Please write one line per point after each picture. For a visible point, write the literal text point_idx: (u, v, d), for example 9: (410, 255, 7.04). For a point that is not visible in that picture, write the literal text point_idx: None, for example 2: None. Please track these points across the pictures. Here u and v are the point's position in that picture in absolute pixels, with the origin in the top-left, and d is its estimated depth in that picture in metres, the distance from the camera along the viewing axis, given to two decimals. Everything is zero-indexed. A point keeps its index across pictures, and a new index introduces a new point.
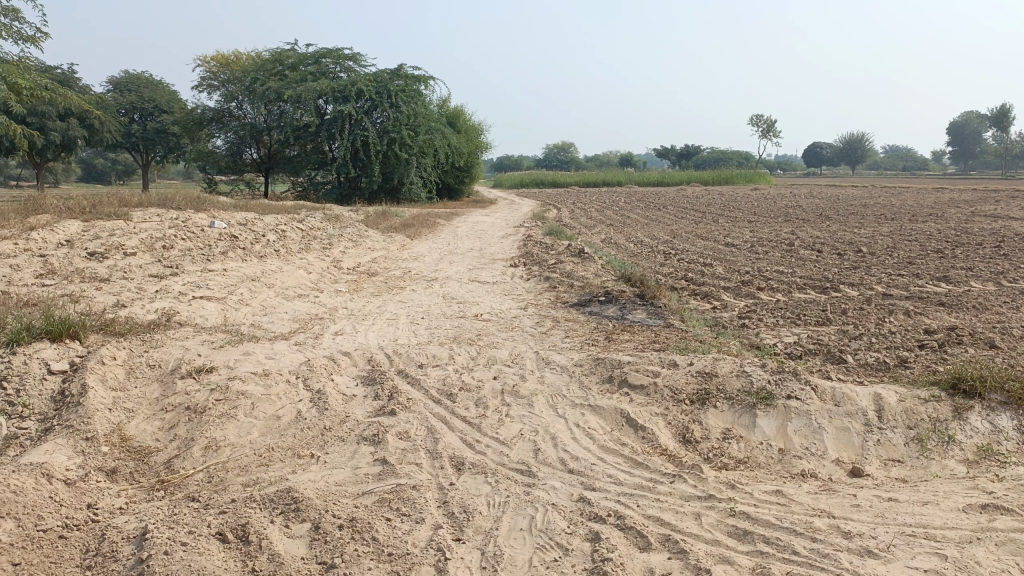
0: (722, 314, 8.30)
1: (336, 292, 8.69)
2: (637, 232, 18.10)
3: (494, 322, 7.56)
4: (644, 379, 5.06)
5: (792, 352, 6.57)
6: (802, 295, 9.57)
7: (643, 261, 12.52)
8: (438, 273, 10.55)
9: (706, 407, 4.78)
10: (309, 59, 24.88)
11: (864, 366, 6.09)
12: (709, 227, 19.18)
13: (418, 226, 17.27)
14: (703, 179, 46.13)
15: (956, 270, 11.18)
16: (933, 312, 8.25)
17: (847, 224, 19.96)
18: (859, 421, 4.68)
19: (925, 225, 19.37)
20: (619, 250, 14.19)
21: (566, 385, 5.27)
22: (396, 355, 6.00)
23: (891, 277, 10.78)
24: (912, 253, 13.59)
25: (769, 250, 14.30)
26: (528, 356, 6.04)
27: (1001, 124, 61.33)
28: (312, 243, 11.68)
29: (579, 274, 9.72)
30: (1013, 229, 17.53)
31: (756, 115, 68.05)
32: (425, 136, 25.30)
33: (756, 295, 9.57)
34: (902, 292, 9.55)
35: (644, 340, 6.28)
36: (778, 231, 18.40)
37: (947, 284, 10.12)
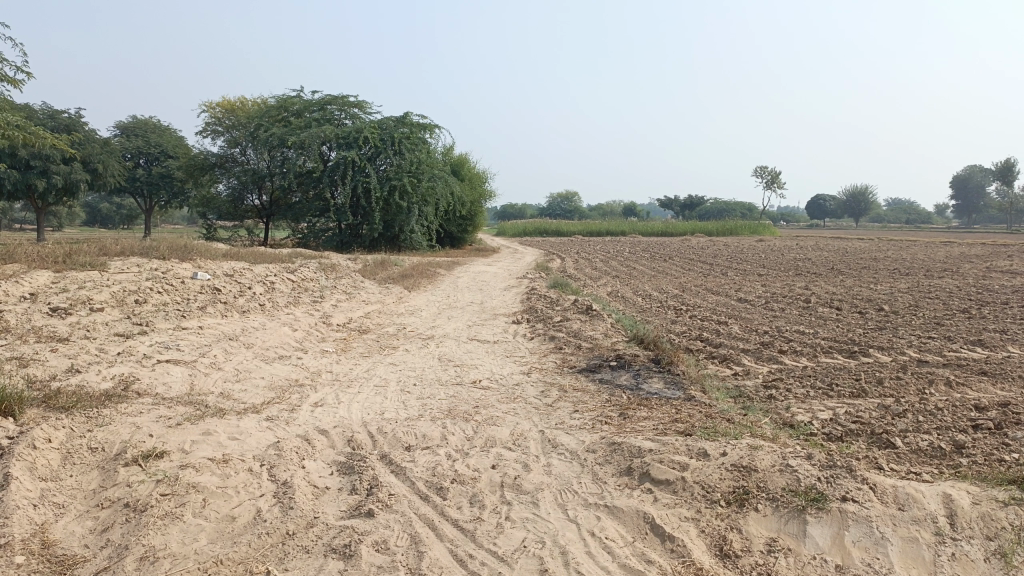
0: (746, 382, 7.55)
1: (322, 352, 7.99)
2: (645, 285, 17.45)
3: (494, 390, 6.82)
4: (669, 473, 4.29)
5: (831, 433, 5.80)
6: (829, 360, 8.83)
7: (653, 317, 11.82)
8: (435, 330, 9.85)
9: (746, 510, 4.00)
10: (313, 105, 24.65)
11: (917, 452, 5.29)
12: (719, 281, 18.54)
13: (418, 276, 16.65)
14: (709, 230, 45.70)
15: (990, 333, 10.46)
16: (978, 383, 7.48)
17: (862, 278, 19.34)
18: (929, 530, 3.83)
19: (942, 281, 18.72)
20: (627, 305, 13.53)
21: (576, 476, 4.50)
22: (380, 434, 5.25)
23: (921, 340, 10.05)
24: (936, 312, 12.89)
25: (785, 306, 13.61)
26: (531, 437, 5.28)
27: (1006, 178, 61.14)
28: (302, 296, 11.03)
29: (587, 333, 9.03)
30: None
31: (759, 166, 68.22)
32: (428, 184, 24.90)
33: (780, 359, 8.83)
34: (938, 358, 8.80)
35: (663, 418, 5.53)
36: (791, 285, 17.76)
37: (984, 349, 9.38)
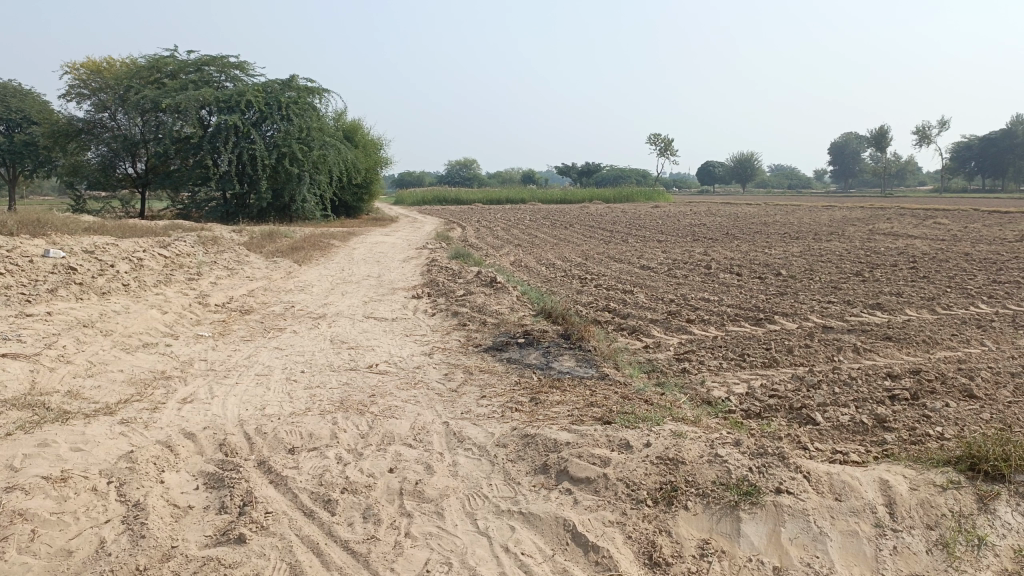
0: (657, 356, 7.24)
1: (195, 338, 7.11)
2: (547, 254, 17.07)
3: (392, 375, 6.20)
4: (590, 470, 3.84)
5: (749, 409, 5.54)
6: (736, 329, 8.68)
7: (558, 288, 11.41)
8: (327, 307, 9.08)
9: (675, 509, 3.59)
10: (190, 67, 22.83)
11: (838, 428, 5.11)
12: (620, 248, 18.43)
13: (309, 248, 15.62)
14: (606, 197, 46.02)
15: (885, 296, 10.65)
16: (884, 349, 7.49)
17: (757, 243, 19.71)
18: (868, 522, 3.58)
19: (831, 244, 19.31)
20: (530, 275, 13.09)
21: (485, 477, 3.98)
22: (259, 435, 4.56)
23: (822, 305, 10.10)
24: (832, 275, 13.13)
25: (687, 273, 13.53)
26: (434, 430, 4.73)
27: (881, 145, 64.45)
28: (176, 274, 9.95)
29: (491, 308, 8.51)
30: (917, 249, 17.60)
31: (654, 133, 69.30)
32: (319, 151, 23.58)
33: (688, 329, 8.59)
34: (841, 324, 8.81)
35: (578, 402, 5.09)
36: (690, 251, 17.83)
37: (883, 313, 9.50)
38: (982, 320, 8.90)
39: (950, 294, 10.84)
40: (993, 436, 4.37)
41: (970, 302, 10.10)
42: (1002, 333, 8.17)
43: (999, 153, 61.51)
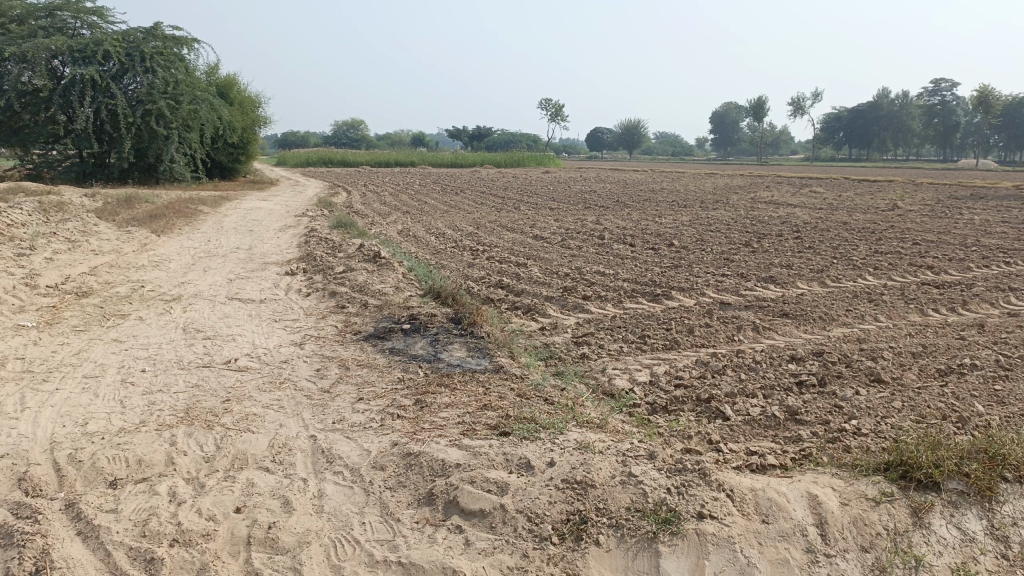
0: (555, 339, 6.69)
1: (15, 331, 5.96)
2: (436, 222, 16.24)
3: (254, 372, 5.35)
4: (485, 501, 3.22)
5: (656, 402, 5.08)
6: (634, 306, 8.27)
7: (447, 261, 10.70)
8: (186, 287, 7.99)
9: (584, 546, 3.03)
10: (40, 11, 20.20)
11: (750, 423, 4.72)
12: (511, 216, 17.84)
13: (171, 216, 14.10)
14: (497, 161, 45.33)
15: (777, 268, 10.56)
16: (783, 327, 7.25)
17: (646, 211, 19.61)
18: (800, 547, 3.13)
19: (718, 213, 19.48)
20: (418, 247, 12.27)
21: (358, 513, 3.28)
22: (72, 466, 3.68)
23: (717, 278, 9.86)
24: (722, 246, 13.04)
25: (581, 244, 13.10)
26: (297, 449, 3.98)
27: (759, 114, 66.68)
28: (2, 249, 8.52)
29: (373, 287, 7.70)
30: (799, 218, 17.96)
31: (545, 98, 68.86)
32: (189, 108, 21.55)
33: (586, 308, 8.09)
34: (738, 299, 8.55)
35: (470, 405, 4.45)
36: (582, 219, 17.47)
37: (776, 287, 9.35)
38: (872, 293, 8.89)
39: (837, 265, 10.88)
40: (915, 435, 4.07)
41: (857, 274, 10.14)
42: (894, 307, 8.14)
43: (864, 124, 64.99)
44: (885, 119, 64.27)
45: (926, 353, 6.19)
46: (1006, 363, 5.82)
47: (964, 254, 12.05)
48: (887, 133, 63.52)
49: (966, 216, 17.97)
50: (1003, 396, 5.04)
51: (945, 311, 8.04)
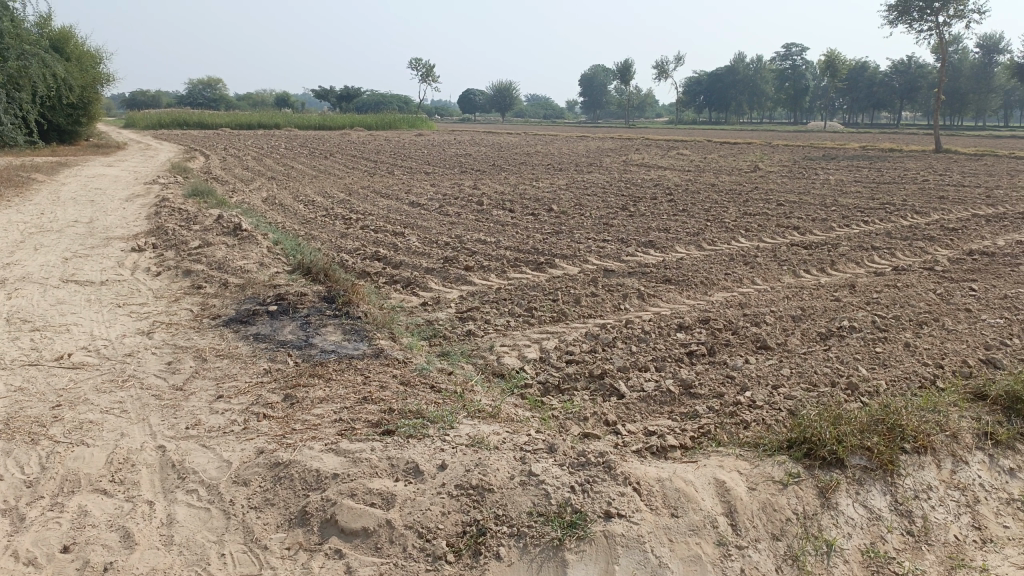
0: (437, 316, 6.29)
1: None
2: (304, 189, 15.28)
3: (92, 368, 4.64)
4: (368, 517, 2.81)
5: (547, 381, 4.81)
6: (518, 276, 7.98)
7: (317, 232, 9.98)
8: (12, 269, 6.94)
9: (483, 562, 2.69)
10: None
11: (645, 399, 4.54)
12: (384, 181, 17.12)
13: None
14: (367, 124, 43.77)
15: (655, 232, 10.59)
16: (667, 294, 7.18)
17: (523, 175, 19.39)
18: (711, 541, 2.93)
19: (593, 176, 19.57)
20: (285, 216, 11.42)
21: (217, 542, 2.79)
22: None
23: (598, 244, 9.73)
24: (600, 210, 13.00)
25: (459, 210, 12.67)
26: (141, 464, 3.40)
27: (626, 78, 67.94)
28: None
29: (235, 264, 6.97)
30: (669, 180, 18.31)
31: (413, 58, 67.10)
32: (17, 64, 19.13)
33: (468, 279, 7.71)
34: (621, 266, 8.41)
35: (347, 399, 3.99)
36: (458, 184, 17.01)
37: (656, 251, 9.34)
38: (747, 256, 9.02)
39: (712, 228, 11.04)
40: (811, 410, 4.00)
41: (731, 237, 10.32)
42: (769, 270, 8.27)
43: (723, 88, 67.76)
44: (743, 83, 67.28)
45: (806, 316, 6.26)
46: (880, 325, 5.97)
47: (824, 214, 12.59)
48: (744, 97, 66.57)
49: (821, 177, 18.91)
50: (883, 359, 5.14)
51: (816, 272, 8.26)
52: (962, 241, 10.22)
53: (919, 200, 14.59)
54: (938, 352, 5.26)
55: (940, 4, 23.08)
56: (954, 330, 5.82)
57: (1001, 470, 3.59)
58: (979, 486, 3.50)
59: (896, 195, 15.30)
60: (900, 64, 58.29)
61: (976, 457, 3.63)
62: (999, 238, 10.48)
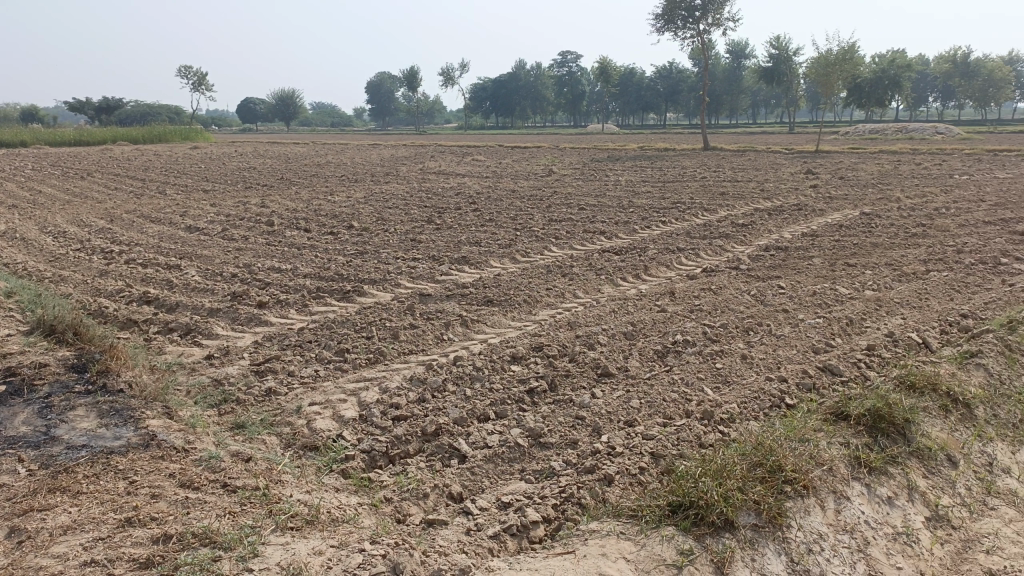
0: (227, 371, 5.19)
1: None
2: (53, 217, 12.97)
3: None
4: None
5: (372, 450, 3.98)
6: (322, 309, 7.00)
7: (69, 273, 8.27)
8: None
9: None
10: None
11: (492, 459, 3.87)
12: (155, 203, 15.07)
13: None
14: (132, 138, 39.40)
15: (466, 246, 10.01)
16: (490, 317, 6.56)
17: (315, 189, 18.08)
18: None
19: (391, 186, 18.71)
20: (28, 254, 9.44)
21: None
22: None
23: (408, 264, 8.94)
24: (404, 224, 12.20)
25: (246, 233, 11.28)
26: None
27: (413, 84, 67.27)
28: None
29: None
30: (470, 188, 17.93)
31: (182, 66, 61.81)
32: None
33: (263, 319, 6.60)
34: (436, 288, 7.69)
35: (108, 523, 2.94)
36: (243, 202, 15.38)
37: (470, 268, 8.73)
38: (564, 266, 8.68)
39: (522, 238, 10.67)
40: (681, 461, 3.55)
41: (543, 246, 10.00)
42: (588, 281, 7.94)
43: (508, 93, 69.53)
44: (526, 89, 69.31)
45: (638, 332, 5.91)
46: (712, 335, 5.75)
47: (626, 217, 12.73)
48: (528, 102, 68.69)
49: (613, 178, 19.44)
50: (726, 377, 4.86)
51: (632, 280, 8.08)
52: (753, 237, 10.67)
53: (704, 197, 15.36)
54: (775, 363, 5.09)
55: (702, 13, 24.88)
56: (782, 335, 5.74)
57: (880, 501, 3.31)
58: (865, 523, 3.19)
59: (683, 194, 16.01)
60: (663, 69, 63.17)
61: (855, 489, 3.34)
62: (784, 231, 11.11)
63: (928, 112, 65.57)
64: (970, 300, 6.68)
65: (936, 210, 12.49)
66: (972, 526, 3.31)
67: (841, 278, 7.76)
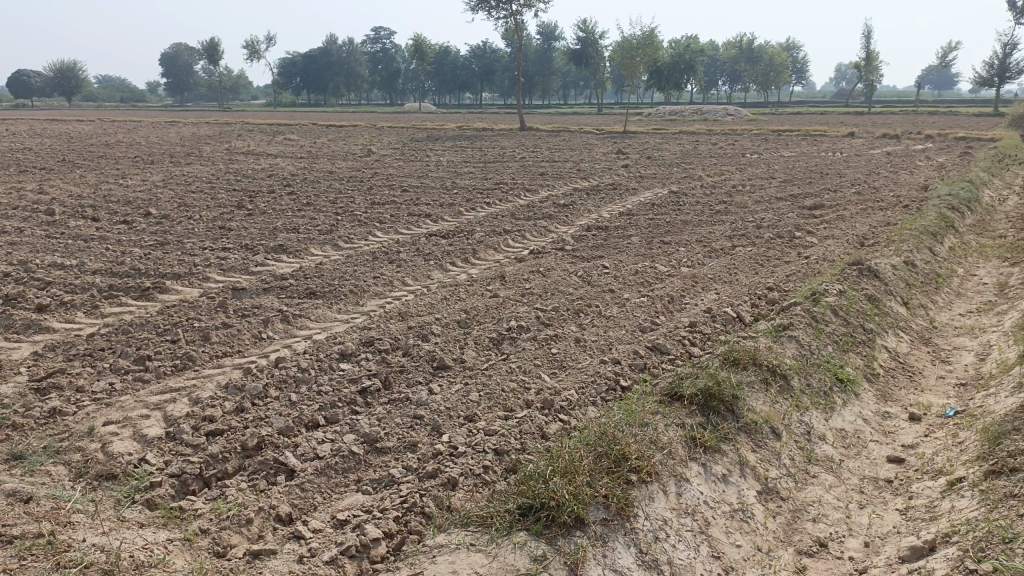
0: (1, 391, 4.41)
1: None
2: None
3: None
4: None
5: (186, 474, 3.51)
6: (118, 310, 6.20)
7: None
8: None
9: None
10: None
11: (326, 471, 3.55)
12: None
13: None
14: None
15: (283, 233, 9.37)
16: (314, 310, 6.12)
17: (104, 171, 16.23)
18: None
19: (194, 168, 17.24)
20: None
21: None
22: None
23: (218, 254, 8.19)
24: (211, 210, 11.23)
25: (19, 224, 9.83)
26: None
27: (214, 58, 62.57)
28: None
29: None
30: (283, 169, 16.92)
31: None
32: None
33: (44, 325, 5.72)
34: (251, 280, 7.09)
35: None
36: (14, 188, 13.46)
37: (288, 257, 8.16)
38: (389, 252, 8.35)
39: (343, 222, 10.17)
40: (528, 460, 3.43)
41: (366, 231, 9.58)
42: (416, 267, 7.69)
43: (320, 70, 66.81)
44: (338, 65, 66.91)
45: (472, 320, 5.76)
46: (544, 319, 5.72)
47: (449, 198, 12.57)
48: (341, 79, 66.39)
49: (433, 159, 19.20)
50: (562, 362, 4.83)
51: (461, 264, 7.93)
52: (575, 217, 10.91)
53: (525, 177, 15.56)
54: (607, 345, 5.14)
55: None
56: (611, 315, 5.83)
57: (716, 480, 3.39)
58: (705, 504, 3.24)
59: (504, 174, 16.12)
60: (478, 49, 63.57)
61: (693, 470, 3.39)
62: (602, 210, 11.47)
63: (719, 96, 71.32)
64: (773, 274, 7.20)
65: (734, 188, 13.48)
66: (797, 495, 3.49)
67: (659, 256, 8.09)
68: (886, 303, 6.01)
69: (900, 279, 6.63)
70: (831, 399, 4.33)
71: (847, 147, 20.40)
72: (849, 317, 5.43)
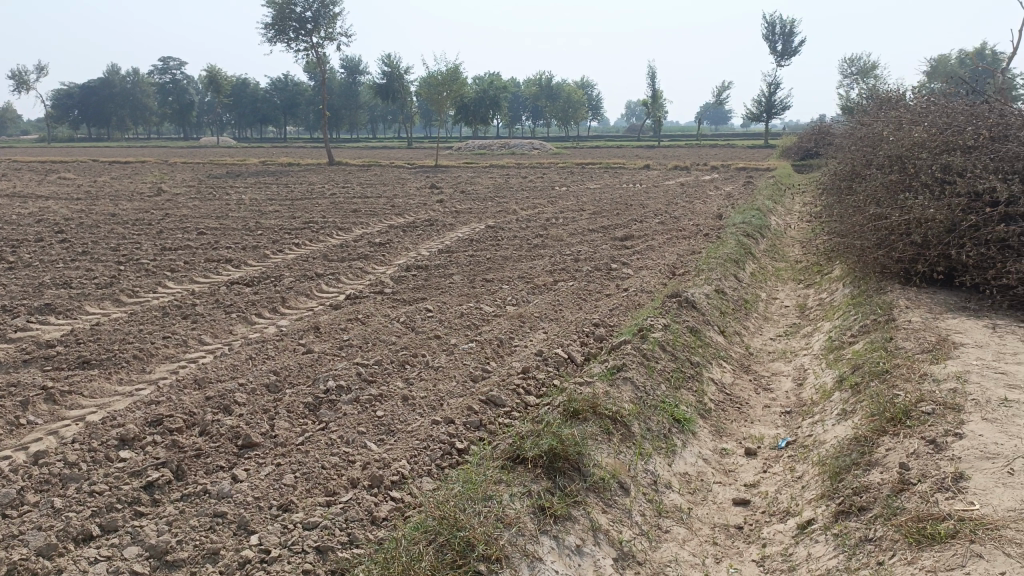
0: None
1: None
2: None
3: None
4: None
5: None
6: None
7: None
8: None
9: None
10: None
11: None
12: None
13: None
14: None
15: (51, 290, 8.06)
16: (90, 383, 5.16)
17: None
18: None
19: None
20: None
21: None
22: None
23: None
24: None
25: None
26: None
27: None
28: None
29: None
30: (55, 213, 14.95)
31: None
32: None
33: None
34: (8, 351, 5.91)
35: None
36: None
37: (57, 318, 6.97)
38: (184, 305, 7.40)
39: (128, 273, 8.98)
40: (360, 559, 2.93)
41: (156, 282, 8.50)
42: (216, 322, 6.85)
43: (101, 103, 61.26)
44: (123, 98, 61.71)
45: (283, 382, 5.10)
46: (366, 376, 5.19)
47: (253, 240, 11.62)
48: (126, 112, 61.19)
49: (234, 198, 17.88)
50: (389, 426, 4.33)
51: (269, 316, 7.19)
52: (391, 256, 10.45)
53: (336, 215, 14.85)
54: (437, 401, 4.71)
55: (312, 25, 24.55)
56: (439, 366, 5.42)
57: (570, 552, 3.07)
58: None
59: (313, 212, 15.30)
60: (279, 82, 61.37)
61: (545, 545, 3.04)
62: (420, 248, 11.09)
63: (524, 130, 73.92)
64: (596, 308, 7.17)
65: (548, 221, 13.67)
66: (652, 557, 3.26)
67: (482, 295, 7.83)
68: (707, 333, 6.11)
69: (716, 308, 6.83)
70: (671, 442, 4.20)
71: (644, 178, 21.65)
72: (676, 351, 5.40)
